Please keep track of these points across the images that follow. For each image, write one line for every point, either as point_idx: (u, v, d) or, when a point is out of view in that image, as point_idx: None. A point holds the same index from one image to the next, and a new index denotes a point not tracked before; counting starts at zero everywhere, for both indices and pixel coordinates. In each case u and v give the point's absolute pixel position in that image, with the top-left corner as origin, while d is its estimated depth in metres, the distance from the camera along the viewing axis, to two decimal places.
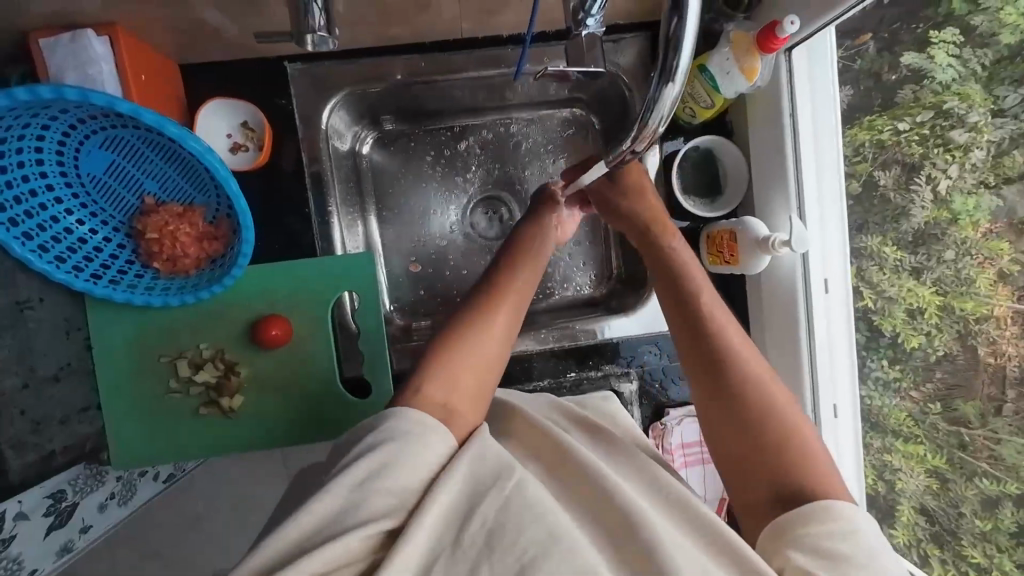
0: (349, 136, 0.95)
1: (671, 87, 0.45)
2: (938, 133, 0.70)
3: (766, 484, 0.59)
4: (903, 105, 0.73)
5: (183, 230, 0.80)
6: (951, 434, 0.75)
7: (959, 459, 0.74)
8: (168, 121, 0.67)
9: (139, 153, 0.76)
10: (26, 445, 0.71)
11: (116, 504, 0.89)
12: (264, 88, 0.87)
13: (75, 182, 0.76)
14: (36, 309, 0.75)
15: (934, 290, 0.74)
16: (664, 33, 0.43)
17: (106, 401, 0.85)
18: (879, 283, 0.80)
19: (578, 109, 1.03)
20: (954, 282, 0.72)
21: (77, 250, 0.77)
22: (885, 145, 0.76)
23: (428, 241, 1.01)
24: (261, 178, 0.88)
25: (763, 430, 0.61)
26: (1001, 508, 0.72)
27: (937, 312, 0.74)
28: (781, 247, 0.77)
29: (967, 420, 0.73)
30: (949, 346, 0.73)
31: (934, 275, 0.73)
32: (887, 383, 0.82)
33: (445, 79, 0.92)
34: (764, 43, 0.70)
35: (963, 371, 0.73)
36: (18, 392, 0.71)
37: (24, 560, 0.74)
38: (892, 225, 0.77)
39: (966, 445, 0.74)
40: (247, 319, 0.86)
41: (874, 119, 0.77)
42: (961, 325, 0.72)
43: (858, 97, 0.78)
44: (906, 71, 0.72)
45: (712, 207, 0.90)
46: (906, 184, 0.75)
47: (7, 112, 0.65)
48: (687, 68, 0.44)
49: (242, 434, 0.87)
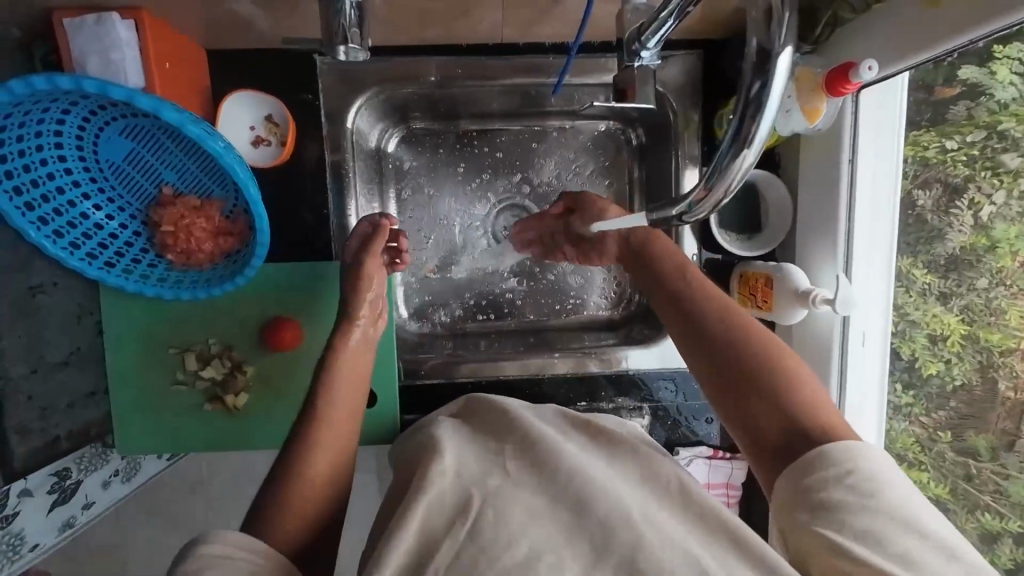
0: (375, 134, 0.92)
1: (746, 155, 0.40)
2: (989, 155, 0.65)
3: (770, 425, 0.58)
4: (954, 122, 0.67)
5: (199, 225, 0.78)
6: (958, 463, 0.73)
7: (962, 490, 0.73)
8: (189, 121, 0.64)
9: (158, 143, 0.74)
10: (31, 430, 0.72)
11: (119, 481, 0.92)
12: (291, 80, 0.83)
13: (93, 167, 0.74)
14: (48, 294, 0.74)
15: (959, 318, 0.70)
16: (744, 94, 0.40)
17: (114, 386, 0.85)
18: (903, 305, 0.76)
19: (616, 124, 0.97)
20: (983, 311, 0.68)
21: (92, 236, 0.76)
22: (930, 162, 0.71)
23: (449, 249, 0.98)
24: (283, 173, 0.85)
25: (753, 369, 0.60)
26: (1000, 543, 0.70)
27: (960, 340, 0.70)
28: (822, 304, 0.72)
29: (975, 452, 0.71)
30: (969, 376, 0.70)
31: (961, 302, 0.70)
32: (898, 407, 0.79)
33: (480, 84, 0.87)
34: (833, 85, 0.64)
35: (980, 403, 0.70)
36: (25, 378, 0.70)
37: (26, 535, 0.76)
38: (925, 248, 0.73)
39: (972, 476, 0.72)
40: (257, 318, 0.85)
41: (920, 134, 0.71)
42: (984, 356, 0.68)
43: (908, 109, 0.72)
44: (961, 86, 0.64)
45: (750, 244, 0.85)
46: (946, 206, 0.70)
47: (26, 97, 0.63)
48: (767, 135, 0.39)
49: (245, 432, 0.87)
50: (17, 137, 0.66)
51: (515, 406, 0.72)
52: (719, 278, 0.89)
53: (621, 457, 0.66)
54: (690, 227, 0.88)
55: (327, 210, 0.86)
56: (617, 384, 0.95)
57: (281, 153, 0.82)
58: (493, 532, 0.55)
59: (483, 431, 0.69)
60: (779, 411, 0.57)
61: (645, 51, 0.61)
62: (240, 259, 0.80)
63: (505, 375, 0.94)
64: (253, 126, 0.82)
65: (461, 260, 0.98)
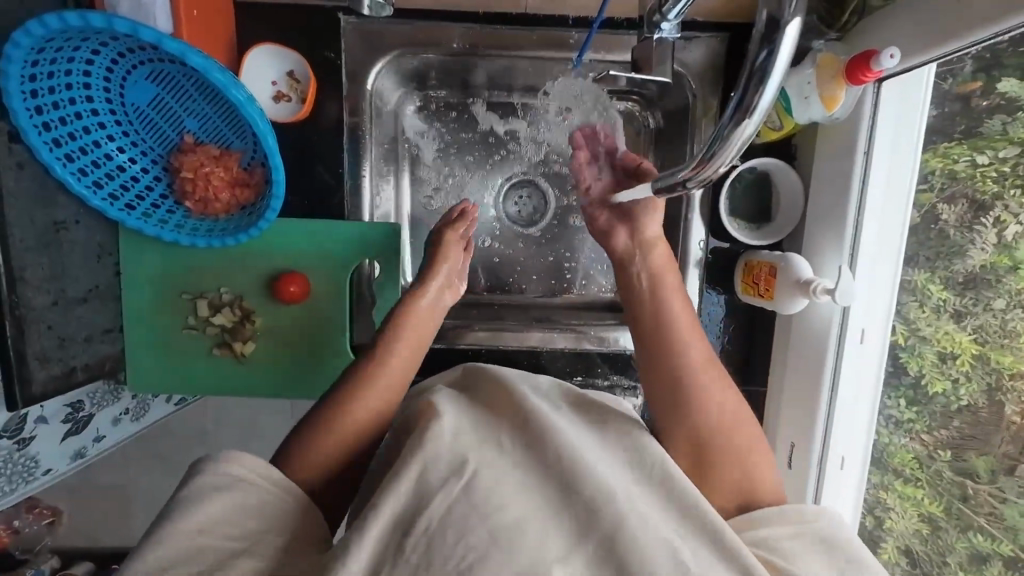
0: (393, 100, 0.92)
1: (748, 123, 0.42)
2: (1019, 172, 0.63)
3: (732, 491, 0.63)
4: (987, 136, 0.65)
5: (218, 174, 0.80)
6: (955, 483, 0.73)
7: (958, 509, 0.73)
8: (214, 67, 0.66)
9: (183, 91, 0.76)
10: (51, 358, 0.75)
11: (129, 419, 0.98)
12: (315, 38, 0.84)
13: (119, 110, 0.76)
14: (71, 231, 0.77)
15: (972, 338, 0.69)
16: (749, 64, 0.41)
17: (128, 326, 0.88)
18: (915, 321, 0.75)
19: (635, 105, 0.97)
20: (997, 332, 0.67)
21: (115, 178, 0.78)
22: (958, 177, 0.69)
23: None
24: (300, 130, 0.86)
25: (728, 447, 0.64)
26: (989, 564, 0.71)
27: (970, 361, 0.70)
28: (822, 294, 0.72)
29: (975, 473, 0.71)
30: (975, 398, 0.70)
31: (976, 322, 0.69)
32: (899, 423, 0.78)
33: (501, 54, 0.88)
34: (853, 73, 0.64)
35: (983, 425, 0.70)
36: (47, 309, 0.74)
37: (41, 458, 0.86)
38: (944, 263, 0.72)
39: (968, 497, 0.72)
40: (269, 271, 0.87)
41: (952, 146, 0.69)
42: (993, 378, 0.68)
43: (940, 119, 0.70)
44: (999, 98, 0.63)
45: (756, 233, 0.85)
46: (969, 223, 0.69)
47: (58, 34, 0.64)
48: (770, 104, 0.41)
49: (249, 380, 0.89)
50: (47, 74, 0.68)
51: (512, 377, 0.72)
52: (724, 266, 0.90)
53: (609, 438, 0.65)
54: (699, 212, 0.88)
55: (342, 170, 0.88)
56: (614, 362, 0.97)
57: (301, 109, 0.84)
58: (486, 491, 0.54)
59: (478, 399, 0.68)
60: (742, 487, 0.63)
61: (666, 22, 0.60)
62: (254, 211, 0.82)
63: (505, 345, 0.95)
64: (276, 80, 0.84)
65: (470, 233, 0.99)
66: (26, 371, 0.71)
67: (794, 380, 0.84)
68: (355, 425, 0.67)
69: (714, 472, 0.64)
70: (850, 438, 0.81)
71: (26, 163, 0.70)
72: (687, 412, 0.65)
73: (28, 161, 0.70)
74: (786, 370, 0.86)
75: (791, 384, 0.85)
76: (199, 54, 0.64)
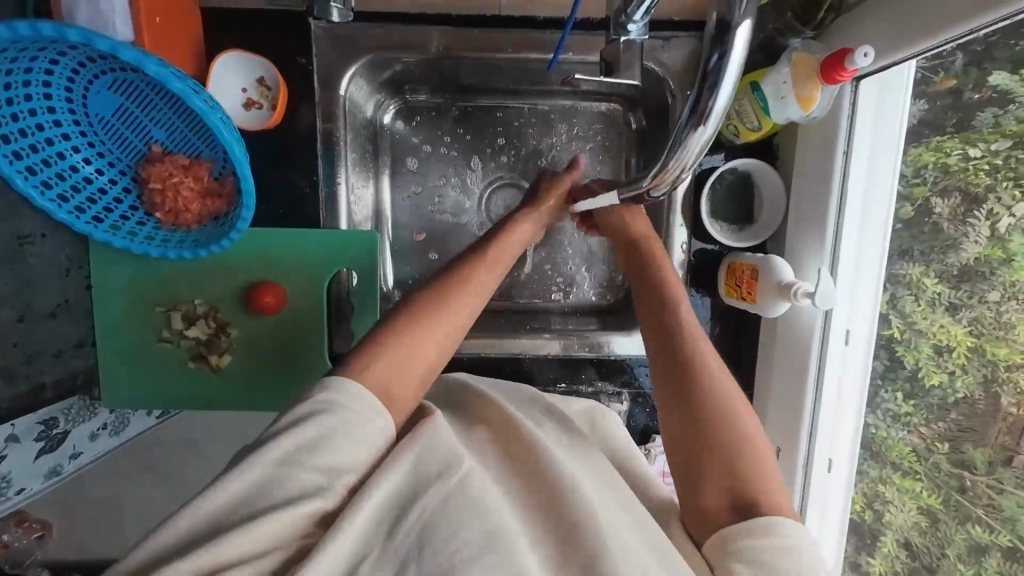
0: (370, 105, 0.91)
1: (699, 131, 0.43)
2: (1011, 166, 0.60)
3: (721, 491, 0.57)
4: (980, 130, 0.63)
5: (187, 184, 0.78)
6: (952, 475, 0.70)
7: (956, 501, 0.70)
8: (174, 76, 0.64)
9: (148, 100, 0.74)
10: (17, 375, 0.73)
11: (108, 434, 0.97)
12: (285, 44, 0.82)
13: (83, 121, 0.74)
14: (38, 245, 0.76)
15: (967, 330, 0.66)
16: (703, 66, 0.41)
17: (100, 341, 0.86)
18: (911, 315, 0.72)
19: (617, 106, 0.95)
20: (992, 324, 0.64)
21: (81, 189, 0.76)
22: (950, 171, 0.66)
23: (439, 223, 0.96)
24: (273, 137, 0.84)
25: (717, 436, 0.58)
26: (987, 557, 0.68)
27: (965, 353, 0.67)
28: (803, 298, 0.71)
29: (972, 464, 0.68)
30: (970, 389, 0.67)
31: (971, 315, 0.66)
32: (896, 416, 0.75)
33: (478, 57, 0.86)
34: (829, 72, 0.62)
35: (980, 415, 0.67)
36: (12, 325, 0.72)
37: (13, 477, 0.84)
38: (938, 257, 0.68)
39: (966, 488, 0.69)
40: (244, 282, 0.85)
41: (943, 141, 0.67)
42: (988, 370, 0.65)
43: (931, 113, 0.68)
44: (991, 92, 0.61)
45: (738, 235, 0.84)
46: (962, 215, 0.66)
47: (13, 44, 0.63)
48: (721, 111, 0.41)
49: (225, 394, 0.88)
50: (5, 86, 0.66)
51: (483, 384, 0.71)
52: (708, 267, 0.88)
53: (588, 454, 0.64)
54: (682, 212, 0.86)
55: (316, 176, 0.86)
56: (598, 366, 0.96)
57: (272, 116, 0.82)
58: (476, 490, 0.53)
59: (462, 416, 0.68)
60: (730, 487, 0.56)
61: (633, 24, 0.59)
62: (227, 221, 0.80)
63: (488, 351, 0.95)
64: (246, 87, 0.82)
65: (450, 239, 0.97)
66: None
67: (780, 381, 0.83)
68: (418, 346, 0.61)
69: (707, 473, 0.58)
70: (837, 440, 0.79)
71: None
72: (682, 403, 0.61)
73: None
74: (772, 371, 0.85)
75: (777, 385, 0.83)
76: (155, 60, 0.62)
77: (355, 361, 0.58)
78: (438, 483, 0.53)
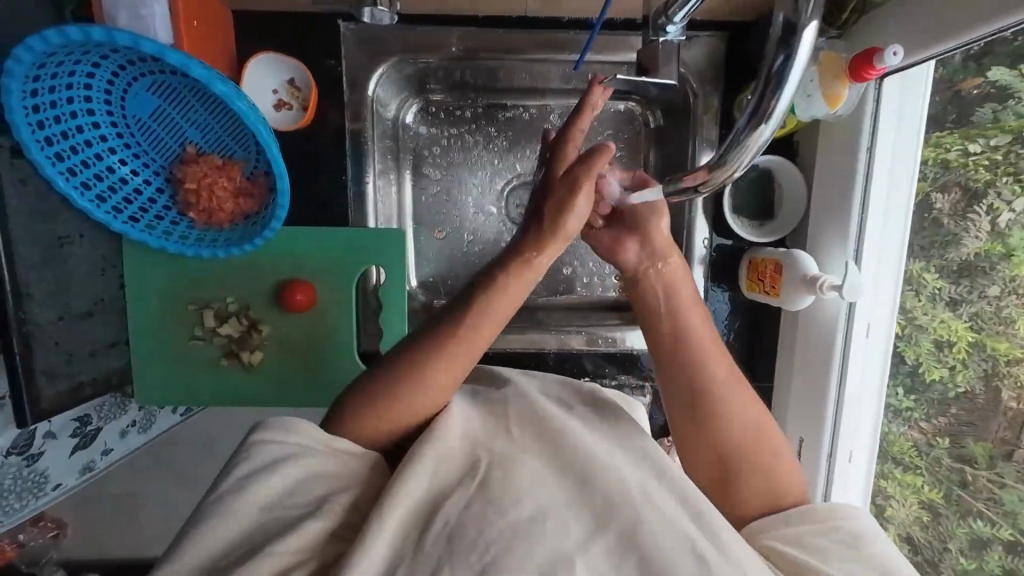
0: (394, 104, 0.92)
1: (761, 131, 0.43)
2: (1012, 160, 0.63)
3: (713, 471, 0.61)
4: (978, 125, 0.66)
5: (221, 184, 0.79)
6: (953, 470, 0.73)
7: (957, 496, 0.72)
8: (217, 79, 0.65)
9: (185, 102, 0.76)
10: (59, 374, 0.74)
11: (137, 430, 0.99)
12: (314, 46, 0.83)
13: (120, 123, 0.75)
14: (76, 245, 0.77)
15: (968, 325, 0.69)
16: (767, 69, 0.41)
17: (135, 339, 0.88)
18: (913, 310, 0.75)
19: (636, 105, 0.96)
20: (992, 318, 0.67)
21: (117, 190, 0.77)
22: (950, 166, 0.70)
23: (461, 222, 0.98)
24: (302, 138, 0.86)
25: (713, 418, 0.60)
26: (989, 550, 0.70)
27: (966, 348, 0.70)
28: (829, 290, 0.73)
29: (972, 458, 0.71)
30: (971, 384, 0.70)
31: (971, 309, 0.69)
32: (897, 411, 0.79)
33: (502, 58, 0.88)
34: (857, 71, 0.64)
35: (981, 410, 0.69)
36: (53, 324, 0.73)
37: (49, 474, 0.86)
38: (938, 252, 0.72)
39: (967, 483, 0.71)
40: (274, 279, 0.87)
41: (943, 136, 0.70)
42: (989, 365, 0.68)
43: (934, 108, 0.71)
44: (990, 88, 0.63)
45: (759, 231, 0.86)
46: (963, 211, 0.69)
47: (59, 48, 0.64)
48: (784, 110, 0.42)
49: (257, 389, 0.90)
50: (48, 88, 0.67)
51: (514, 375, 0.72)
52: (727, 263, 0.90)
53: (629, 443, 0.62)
54: (703, 210, 0.88)
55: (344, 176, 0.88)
56: (618, 360, 0.98)
57: (303, 117, 0.84)
58: (503, 483, 0.55)
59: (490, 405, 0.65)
60: (722, 462, 0.60)
61: (671, 26, 0.63)
62: (259, 219, 0.82)
63: (510, 347, 0.97)
64: (276, 88, 0.83)
65: (472, 237, 0.98)
66: (34, 387, 0.71)
67: (800, 372, 0.85)
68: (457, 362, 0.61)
69: (693, 445, 0.61)
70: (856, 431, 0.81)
71: (30, 178, 0.70)
72: (682, 390, 0.61)
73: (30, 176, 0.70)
74: (791, 363, 0.87)
75: (797, 378, 0.86)
76: (202, 65, 0.64)
77: (413, 363, 0.60)
78: (460, 488, 0.55)
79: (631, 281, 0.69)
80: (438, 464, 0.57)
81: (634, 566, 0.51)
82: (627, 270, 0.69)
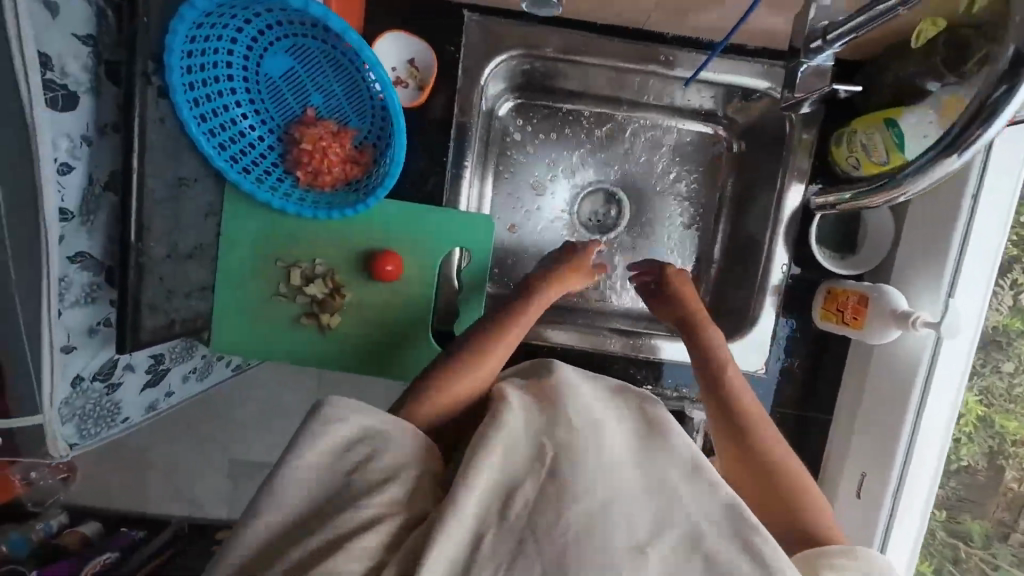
0: (497, 95, 0.96)
1: (968, 150, 0.52)
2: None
3: (790, 531, 0.65)
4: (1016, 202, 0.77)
5: (334, 148, 0.83)
6: (947, 542, 0.85)
7: (945, 567, 0.85)
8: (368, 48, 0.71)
9: (316, 67, 0.79)
10: (158, 308, 0.77)
11: (194, 378, 1.05)
12: (438, 32, 0.87)
13: (251, 78, 0.79)
14: (191, 187, 0.80)
15: (979, 399, 0.80)
16: (981, 100, 0.50)
17: (220, 287, 0.90)
18: None
19: (720, 131, 1.03)
20: (1001, 392, 0.81)
21: (236, 141, 0.81)
22: None
23: (535, 216, 1.03)
24: (412, 117, 0.89)
25: (778, 484, 0.67)
26: None
27: (976, 421, 0.80)
28: (923, 326, 0.74)
29: (966, 527, 0.84)
30: (974, 457, 0.81)
31: (983, 382, 0.80)
32: None
33: (612, 66, 0.91)
34: None
35: (976, 483, 0.83)
36: (161, 260, 0.77)
37: (122, 406, 0.88)
38: None
39: (959, 553, 0.85)
40: (365, 249, 0.90)
41: None
42: (991, 438, 0.81)
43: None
44: None
45: (842, 263, 0.87)
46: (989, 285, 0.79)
47: (224, 4, 0.70)
48: (996, 132, 0.50)
49: (330, 352, 0.91)
50: (204, 37, 0.72)
51: (562, 369, 0.70)
52: (802, 293, 0.93)
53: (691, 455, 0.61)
54: (784, 237, 0.91)
55: (445, 159, 0.90)
56: (678, 373, 0.98)
57: (417, 96, 0.87)
58: (569, 473, 0.55)
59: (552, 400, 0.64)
60: (802, 529, 0.64)
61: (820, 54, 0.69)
62: (363, 188, 0.85)
63: (574, 345, 0.97)
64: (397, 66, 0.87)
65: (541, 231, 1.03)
66: (137, 318, 0.73)
67: (873, 409, 0.85)
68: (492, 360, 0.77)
69: (779, 508, 0.66)
70: (925, 477, 0.79)
71: (168, 118, 0.73)
72: (744, 454, 0.70)
73: (168, 117, 0.73)
74: (863, 400, 0.87)
75: (869, 414, 0.85)
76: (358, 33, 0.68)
77: (472, 354, 0.76)
78: (532, 476, 0.55)
79: (720, 388, 0.76)
80: (506, 455, 0.57)
81: (698, 566, 0.52)
82: (720, 377, 0.77)
